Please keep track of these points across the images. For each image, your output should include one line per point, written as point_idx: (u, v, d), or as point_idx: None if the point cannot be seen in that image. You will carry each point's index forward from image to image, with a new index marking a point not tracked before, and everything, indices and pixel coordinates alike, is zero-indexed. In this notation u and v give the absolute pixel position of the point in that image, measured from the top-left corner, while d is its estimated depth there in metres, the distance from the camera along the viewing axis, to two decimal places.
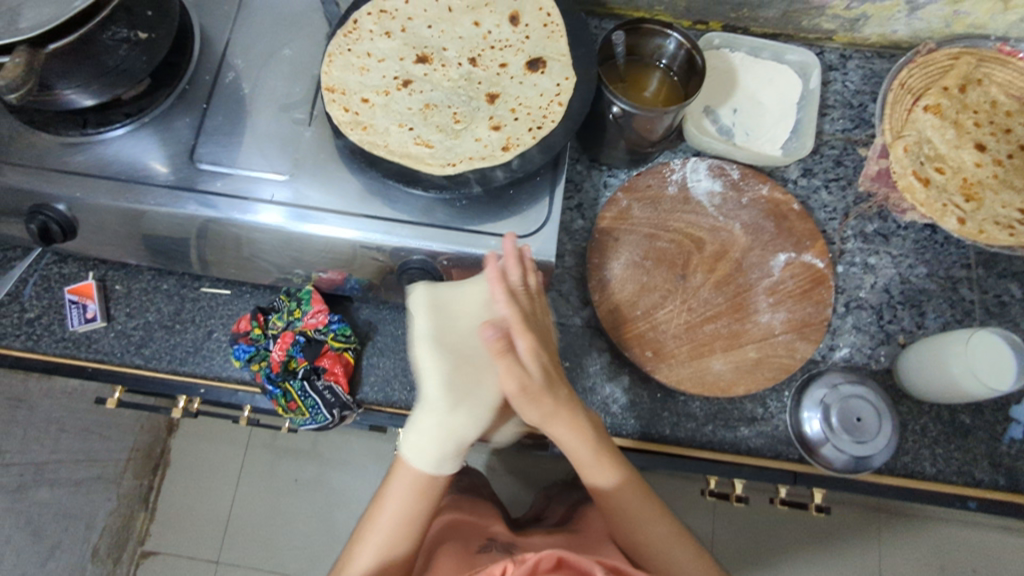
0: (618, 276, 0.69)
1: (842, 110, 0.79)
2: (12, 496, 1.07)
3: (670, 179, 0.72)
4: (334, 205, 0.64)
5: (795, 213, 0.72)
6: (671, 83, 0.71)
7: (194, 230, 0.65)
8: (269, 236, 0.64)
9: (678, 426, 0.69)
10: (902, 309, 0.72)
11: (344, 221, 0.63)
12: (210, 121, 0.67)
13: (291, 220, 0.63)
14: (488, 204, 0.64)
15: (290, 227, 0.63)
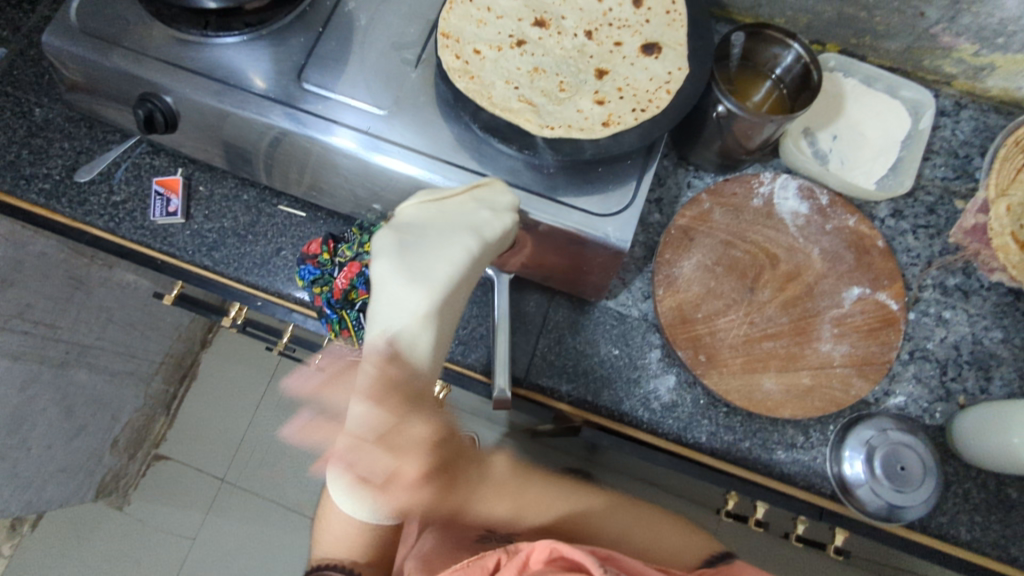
0: (687, 276, 0.68)
1: (946, 158, 0.77)
2: (55, 371, 1.04)
3: (757, 191, 0.71)
4: (423, 148, 0.64)
5: (878, 251, 0.70)
6: (780, 97, 0.70)
7: (284, 144, 0.67)
8: (351, 164, 0.65)
9: (714, 435, 0.68)
10: (968, 370, 0.70)
11: (426, 164, 0.64)
12: (323, 45, 0.69)
13: (368, 150, 0.64)
14: (573, 176, 0.64)
15: (366, 157, 0.64)
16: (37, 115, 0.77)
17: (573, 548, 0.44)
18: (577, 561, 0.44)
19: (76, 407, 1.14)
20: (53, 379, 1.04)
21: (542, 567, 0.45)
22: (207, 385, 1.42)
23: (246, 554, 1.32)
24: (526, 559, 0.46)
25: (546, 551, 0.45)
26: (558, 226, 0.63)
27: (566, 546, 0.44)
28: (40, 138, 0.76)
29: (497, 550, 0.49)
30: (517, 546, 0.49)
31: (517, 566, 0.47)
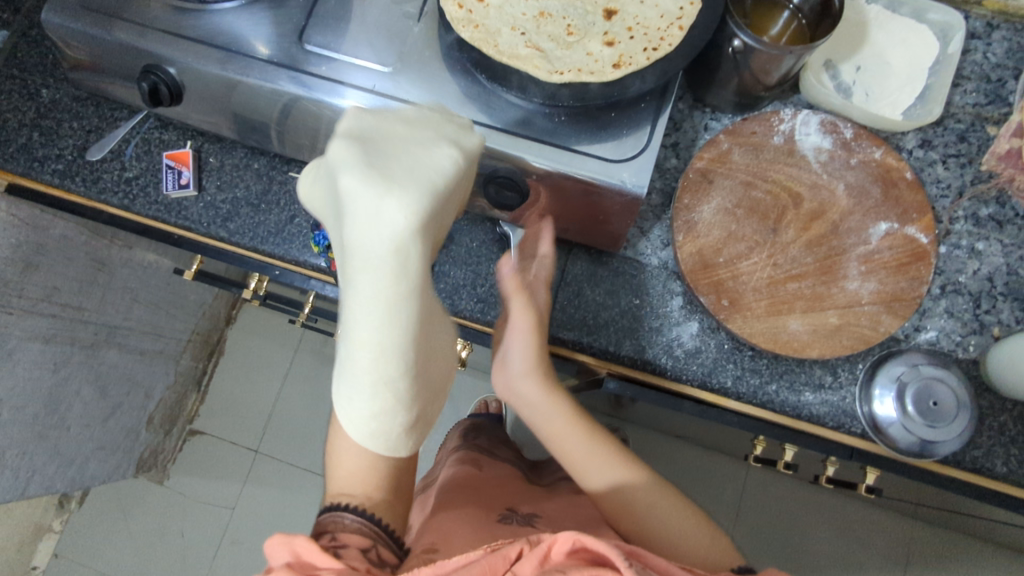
0: (707, 221, 0.67)
1: (977, 83, 0.73)
2: (87, 352, 1.06)
3: (777, 129, 0.69)
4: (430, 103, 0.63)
5: (906, 183, 0.68)
6: (798, 28, 0.67)
7: (289, 108, 0.66)
8: None
9: (741, 380, 0.67)
10: (1003, 301, 0.68)
11: None
12: (323, 4, 0.67)
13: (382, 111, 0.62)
14: (586, 123, 0.62)
15: None
16: (45, 97, 0.77)
17: (598, 542, 0.45)
18: (604, 553, 0.45)
19: (110, 386, 1.16)
20: (84, 360, 1.07)
21: (566, 559, 0.47)
22: (234, 360, 1.45)
23: (285, 520, 1.35)
24: (549, 549, 0.48)
25: (569, 543, 0.47)
26: (572, 176, 0.61)
27: (590, 538, 0.46)
28: (49, 119, 0.76)
29: (519, 541, 0.50)
30: (538, 536, 0.50)
31: (538, 558, 0.48)
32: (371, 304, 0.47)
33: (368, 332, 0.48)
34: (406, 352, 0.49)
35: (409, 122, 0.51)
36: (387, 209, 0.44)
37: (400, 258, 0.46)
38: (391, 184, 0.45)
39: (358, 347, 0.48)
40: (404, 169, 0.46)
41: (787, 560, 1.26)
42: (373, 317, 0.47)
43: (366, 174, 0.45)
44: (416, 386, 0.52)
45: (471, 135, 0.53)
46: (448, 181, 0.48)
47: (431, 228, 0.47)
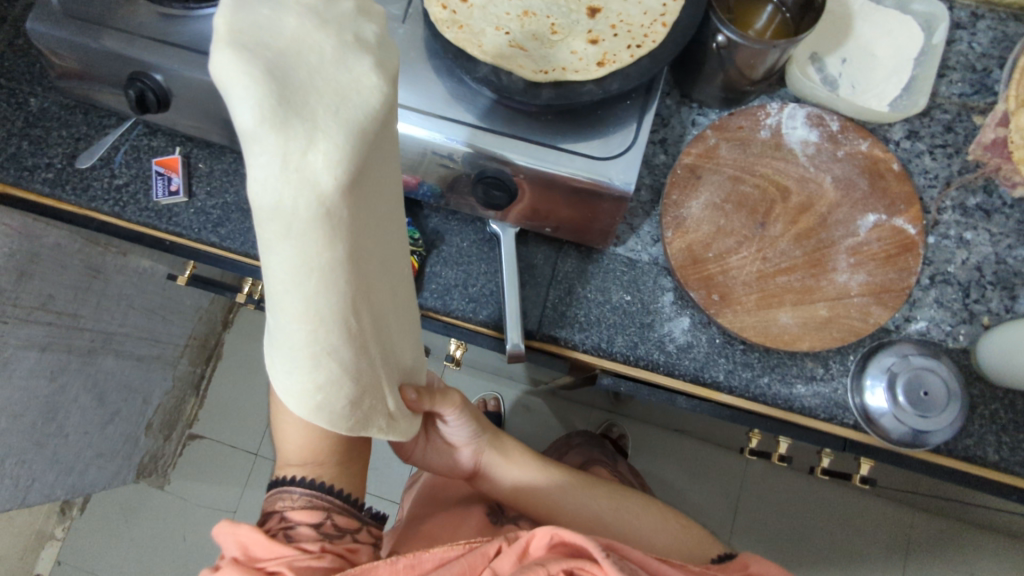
0: (696, 216, 0.67)
1: (963, 73, 0.74)
2: (84, 359, 1.07)
3: (764, 123, 0.69)
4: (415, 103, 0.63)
5: (893, 174, 0.68)
6: (782, 21, 0.67)
7: None
8: None
9: (733, 374, 0.67)
10: (992, 290, 0.68)
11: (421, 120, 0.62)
12: None
13: None
14: (572, 121, 0.62)
15: None
16: (33, 106, 0.77)
17: (575, 535, 0.47)
18: (581, 547, 0.47)
19: (107, 393, 1.17)
20: (81, 367, 1.07)
21: (545, 552, 0.48)
22: (232, 364, 1.45)
23: None
24: (527, 544, 0.50)
25: (546, 537, 0.48)
26: (560, 174, 0.61)
27: (567, 532, 0.47)
28: (38, 128, 0.76)
29: (497, 539, 0.52)
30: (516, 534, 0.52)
31: (516, 553, 0.50)
32: (303, 271, 0.39)
33: (307, 306, 0.41)
34: (348, 320, 0.43)
35: (318, 18, 0.37)
36: (314, 164, 0.35)
37: (327, 222, 0.37)
38: (317, 126, 0.35)
39: (290, 318, 0.41)
40: (325, 105, 0.35)
41: (788, 552, 1.27)
42: (304, 286, 0.39)
43: (271, 109, 0.34)
44: (364, 356, 0.46)
45: (390, 50, 0.40)
46: (377, 120, 0.37)
47: (364, 181, 0.39)
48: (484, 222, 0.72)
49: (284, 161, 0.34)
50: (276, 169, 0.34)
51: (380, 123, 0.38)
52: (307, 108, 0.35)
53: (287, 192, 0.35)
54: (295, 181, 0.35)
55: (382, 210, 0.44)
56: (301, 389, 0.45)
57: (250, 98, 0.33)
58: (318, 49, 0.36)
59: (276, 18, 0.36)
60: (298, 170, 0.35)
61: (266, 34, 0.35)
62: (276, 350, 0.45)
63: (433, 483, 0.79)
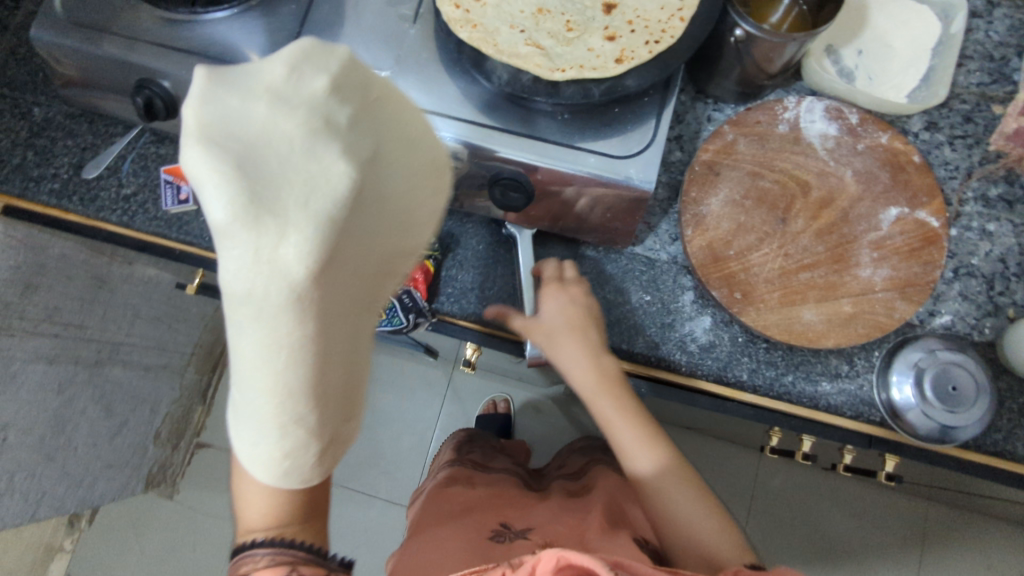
0: (715, 213, 0.66)
1: (981, 63, 0.73)
2: (91, 370, 1.05)
3: (782, 117, 0.68)
4: (426, 104, 0.62)
5: (914, 166, 0.67)
6: (799, 14, 0.66)
7: None
8: None
9: (756, 373, 0.66)
10: (1016, 282, 0.67)
11: (431, 121, 0.61)
12: (316, 10, 0.66)
13: None
14: (590, 120, 0.61)
15: None
16: (38, 115, 0.75)
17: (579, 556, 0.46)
18: (587, 566, 0.46)
19: (115, 403, 1.15)
20: (89, 379, 1.06)
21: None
22: None
23: None
24: (535, 568, 0.49)
25: (554, 560, 0.48)
26: (578, 174, 0.60)
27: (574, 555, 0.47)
28: (43, 138, 0.75)
29: (501, 566, 0.52)
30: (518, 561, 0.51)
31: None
32: (273, 350, 0.39)
33: (276, 382, 0.41)
34: (316, 389, 0.43)
35: (288, 111, 0.37)
36: (283, 256, 0.36)
37: (300, 306, 0.38)
38: (289, 221, 0.36)
39: (257, 387, 0.41)
40: (297, 201, 0.36)
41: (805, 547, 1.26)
42: (272, 360, 0.40)
43: (244, 207, 0.35)
44: (330, 417, 0.46)
45: (363, 130, 0.40)
46: (346, 210, 0.38)
47: (337, 263, 0.39)
48: (499, 224, 0.71)
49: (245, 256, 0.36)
50: (243, 255, 0.36)
51: (348, 213, 0.38)
52: (282, 205, 0.36)
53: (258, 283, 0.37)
54: (255, 271, 0.36)
55: (359, 285, 0.44)
56: (259, 454, 0.45)
57: (225, 194, 0.35)
58: (287, 140, 0.37)
59: (248, 112, 0.37)
60: (267, 265, 0.36)
61: (240, 126, 0.37)
62: (240, 420, 0.44)
63: (445, 499, 0.80)
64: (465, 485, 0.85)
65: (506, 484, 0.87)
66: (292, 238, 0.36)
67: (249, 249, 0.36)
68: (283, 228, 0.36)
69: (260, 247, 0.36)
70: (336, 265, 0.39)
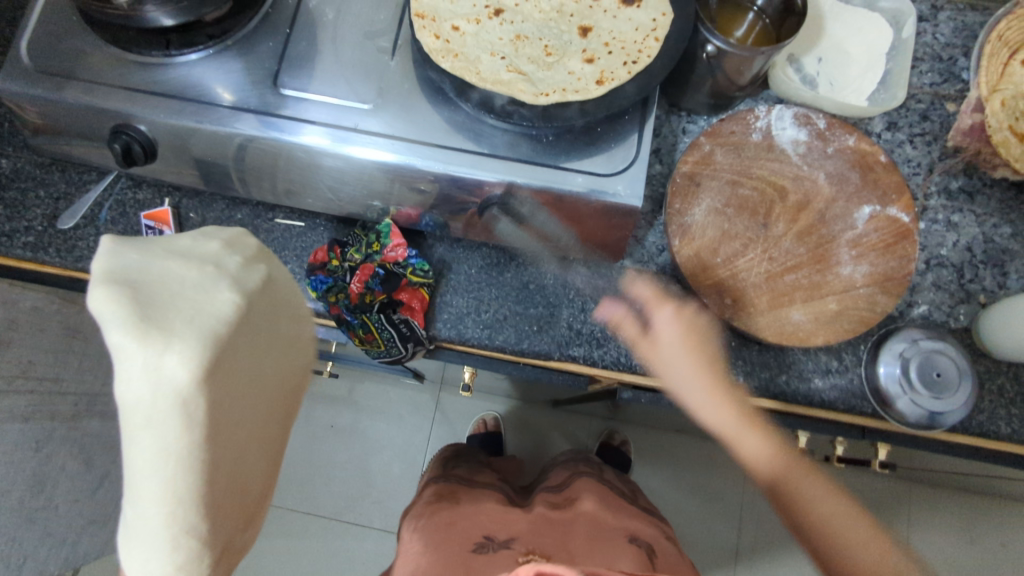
0: (700, 222, 0.68)
1: (931, 64, 0.77)
2: (68, 425, 1.01)
3: (755, 126, 0.71)
4: (390, 131, 0.62)
5: (882, 166, 0.70)
6: (763, 28, 0.69)
7: (238, 147, 0.64)
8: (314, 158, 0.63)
9: (751, 375, 0.68)
10: (984, 269, 0.71)
11: (389, 144, 0.61)
12: (293, 47, 0.66)
13: (337, 143, 0.61)
14: (574, 140, 0.62)
15: (338, 150, 0.61)
16: (6, 167, 0.73)
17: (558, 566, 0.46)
18: None
19: (95, 457, 1.11)
20: (67, 434, 1.02)
21: None
22: None
23: (294, 567, 1.33)
24: None
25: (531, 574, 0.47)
26: (567, 194, 0.61)
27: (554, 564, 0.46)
28: (13, 190, 0.72)
29: None
30: None
31: None
32: (163, 454, 0.40)
33: (167, 487, 0.40)
34: (209, 497, 0.42)
35: (185, 257, 0.44)
36: (168, 365, 0.39)
37: (187, 409, 0.40)
38: (174, 334, 0.40)
39: (142, 502, 0.40)
40: (184, 318, 0.41)
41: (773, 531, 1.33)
42: (162, 471, 0.40)
43: (135, 323, 0.39)
44: (226, 523, 0.44)
45: (253, 267, 0.48)
46: (233, 327, 0.43)
47: (226, 371, 0.43)
48: (492, 248, 0.72)
49: (141, 367, 0.39)
50: (136, 367, 0.39)
51: (233, 328, 0.43)
52: (168, 320, 0.40)
53: (150, 390, 0.39)
54: (147, 380, 0.39)
55: (248, 395, 0.46)
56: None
57: (114, 312, 0.38)
58: (179, 279, 0.42)
59: (144, 262, 0.42)
60: (159, 371, 0.39)
61: (136, 270, 0.41)
62: (130, 541, 0.42)
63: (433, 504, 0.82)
64: (451, 490, 0.87)
65: (489, 492, 0.89)
66: (178, 346, 0.39)
67: (142, 363, 0.39)
68: (168, 340, 0.39)
69: (152, 358, 0.39)
70: (221, 371, 0.42)
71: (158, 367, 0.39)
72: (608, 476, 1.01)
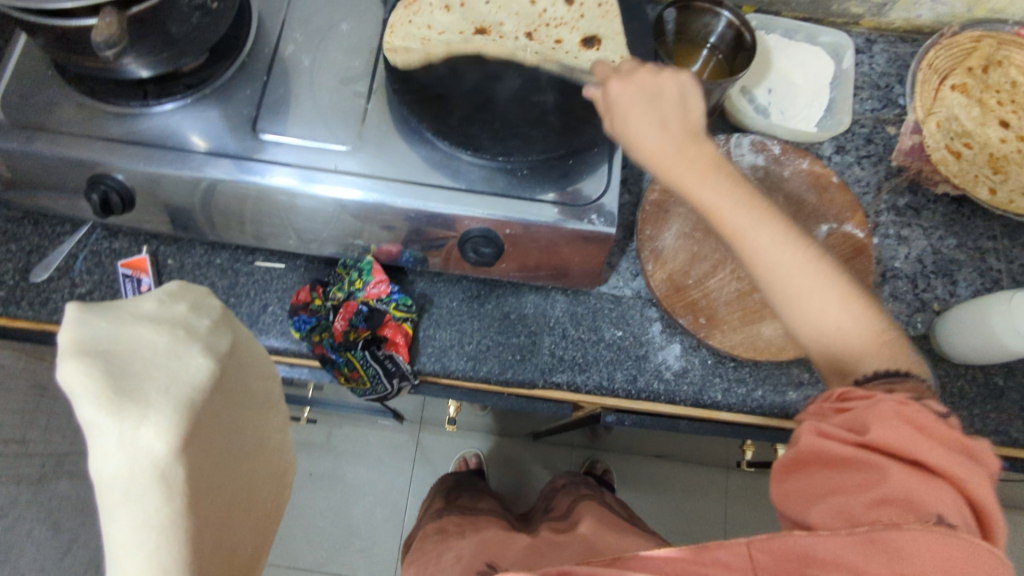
0: (670, 246, 0.71)
1: (871, 91, 0.83)
2: (35, 488, 0.97)
3: (714, 154, 0.75)
4: (360, 170, 0.64)
5: (834, 186, 0.75)
6: (717, 64, 0.74)
7: (204, 191, 0.65)
8: (281, 199, 0.64)
9: (729, 391, 0.70)
10: (935, 279, 0.75)
11: (354, 182, 0.63)
12: (270, 94, 0.67)
13: (305, 182, 0.63)
14: (548, 173, 0.66)
15: (305, 189, 0.63)
16: None
17: None
18: None
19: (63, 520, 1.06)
20: (34, 496, 0.97)
21: None
22: None
23: None
24: None
25: None
26: (543, 224, 0.64)
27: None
28: None
29: None
30: None
31: None
32: (141, 535, 0.35)
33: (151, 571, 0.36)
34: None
35: (151, 320, 0.39)
36: (145, 437, 0.35)
37: (168, 485, 0.36)
38: (150, 405, 0.36)
39: None
40: (159, 388, 0.37)
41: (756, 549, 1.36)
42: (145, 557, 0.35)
43: (109, 397, 0.34)
44: None
45: (221, 332, 0.44)
46: (207, 393, 0.40)
47: (195, 436, 0.39)
48: (470, 281, 0.73)
49: (116, 448, 0.34)
50: (109, 447, 0.34)
51: (207, 392, 0.40)
52: (146, 392, 0.36)
53: (124, 470, 0.35)
54: (123, 458, 0.35)
55: (212, 461, 0.42)
56: None
57: (83, 386, 0.34)
58: (150, 344, 0.38)
59: (115, 327, 0.37)
60: (138, 446, 0.35)
61: (105, 339, 0.36)
62: None
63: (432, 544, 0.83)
64: (450, 526, 0.88)
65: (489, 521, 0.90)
66: (156, 416, 0.36)
67: (115, 440, 0.34)
68: (145, 414, 0.35)
69: (130, 434, 0.35)
70: (194, 439, 0.39)
71: (136, 443, 0.35)
72: (608, 501, 1.04)
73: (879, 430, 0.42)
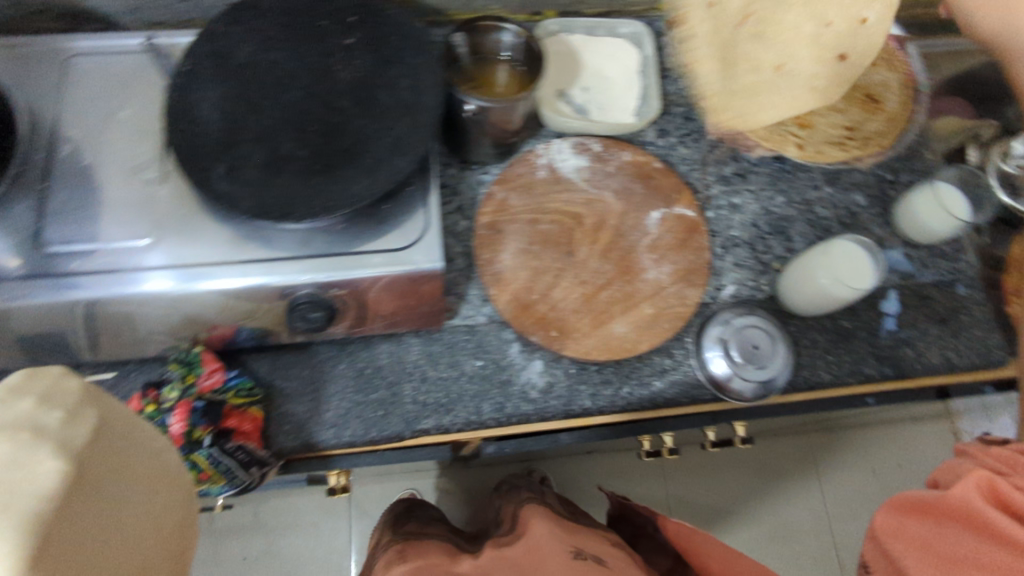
0: (510, 266, 0.72)
1: (680, 70, 0.85)
2: None
3: (538, 165, 0.76)
4: (219, 255, 0.60)
5: (658, 172, 0.77)
6: (519, 72, 0.74)
7: (83, 315, 0.60)
8: (161, 304, 0.60)
9: (597, 395, 0.70)
10: (771, 239, 0.78)
11: (234, 270, 0.60)
12: (50, 200, 0.62)
13: (187, 281, 0.59)
14: (363, 222, 0.63)
15: (188, 289, 0.59)
16: None
17: None
18: None
19: None
20: None
21: None
22: None
23: None
24: None
25: None
26: (369, 276, 0.61)
27: None
28: None
29: None
30: None
31: None
32: None
33: None
34: None
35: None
36: None
37: None
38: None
39: None
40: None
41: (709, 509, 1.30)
42: None
43: None
44: None
45: (81, 418, 0.38)
46: (65, 496, 0.34)
47: (67, 538, 0.34)
48: (316, 344, 0.71)
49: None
50: None
51: (70, 488, 0.35)
52: None
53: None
54: None
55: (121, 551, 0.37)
56: None
57: None
58: None
59: None
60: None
61: None
62: None
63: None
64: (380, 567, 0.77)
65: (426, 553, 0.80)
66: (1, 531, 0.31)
67: None
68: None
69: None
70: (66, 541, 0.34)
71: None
72: (553, 501, 0.99)
73: (960, 489, 0.50)
